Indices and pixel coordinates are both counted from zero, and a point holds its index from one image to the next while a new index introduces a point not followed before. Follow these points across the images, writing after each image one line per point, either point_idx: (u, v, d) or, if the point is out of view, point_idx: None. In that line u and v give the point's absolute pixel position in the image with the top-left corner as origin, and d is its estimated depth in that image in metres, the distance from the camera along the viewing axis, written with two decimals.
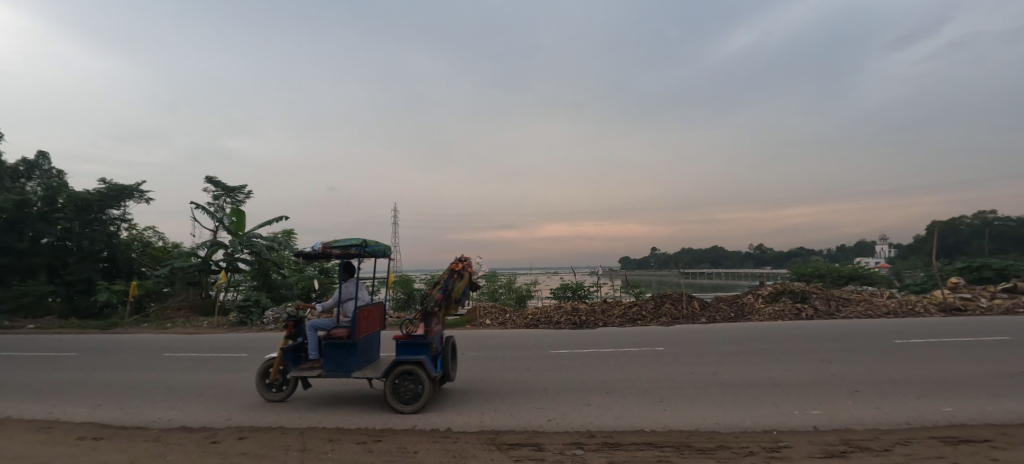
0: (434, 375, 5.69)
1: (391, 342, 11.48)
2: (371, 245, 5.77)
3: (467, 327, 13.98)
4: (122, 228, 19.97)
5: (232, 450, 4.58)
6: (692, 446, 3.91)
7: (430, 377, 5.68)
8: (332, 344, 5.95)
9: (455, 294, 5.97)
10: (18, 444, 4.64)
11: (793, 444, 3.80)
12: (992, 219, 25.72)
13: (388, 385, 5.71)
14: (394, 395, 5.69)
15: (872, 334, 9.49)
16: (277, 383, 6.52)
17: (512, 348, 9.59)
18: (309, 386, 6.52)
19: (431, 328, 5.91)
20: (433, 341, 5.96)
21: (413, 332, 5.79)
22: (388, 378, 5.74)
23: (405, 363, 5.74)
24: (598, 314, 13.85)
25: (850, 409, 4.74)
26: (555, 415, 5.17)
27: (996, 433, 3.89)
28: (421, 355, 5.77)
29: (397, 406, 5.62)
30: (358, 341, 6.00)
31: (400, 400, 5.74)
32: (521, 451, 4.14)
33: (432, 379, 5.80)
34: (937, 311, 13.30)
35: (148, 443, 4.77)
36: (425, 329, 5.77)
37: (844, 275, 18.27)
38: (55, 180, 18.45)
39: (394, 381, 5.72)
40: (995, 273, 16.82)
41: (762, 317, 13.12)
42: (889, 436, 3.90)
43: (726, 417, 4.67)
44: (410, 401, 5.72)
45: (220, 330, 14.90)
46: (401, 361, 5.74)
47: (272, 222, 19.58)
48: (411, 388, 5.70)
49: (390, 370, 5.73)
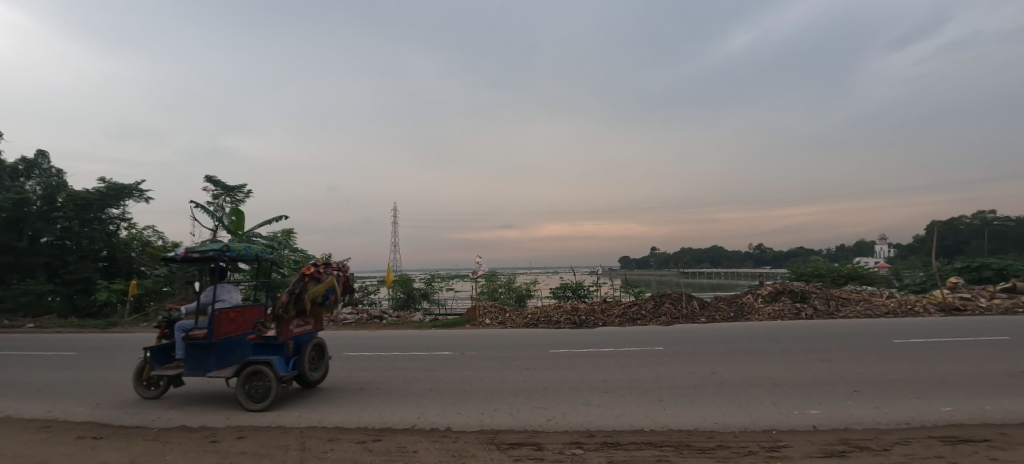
0: (281, 375, 5.99)
1: (390, 341, 11.47)
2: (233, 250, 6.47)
3: (466, 326, 13.97)
4: (122, 227, 19.96)
5: (231, 449, 4.58)
6: (692, 446, 3.91)
7: (277, 376, 5.98)
8: (194, 345, 6.16)
9: (312, 297, 6.44)
10: (16, 443, 4.63)
11: (793, 444, 3.80)
12: (991, 219, 25.74)
13: (240, 385, 6.05)
14: (245, 393, 6.02)
15: (872, 334, 9.49)
16: (152, 380, 6.70)
17: (511, 347, 9.57)
18: (185, 383, 6.65)
19: (285, 329, 6.35)
20: (286, 342, 6.31)
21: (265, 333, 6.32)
22: (240, 377, 6.09)
23: (255, 364, 6.08)
24: (597, 314, 13.84)
25: (850, 408, 4.74)
26: (554, 415, 5.17)
27: (995, 433, 3.89)
28: (273, 356, 6.18)
29: (247, 404, 5.96)
30: (219, 341, 6.15)
31: (251, 400, 6.07)
32: (520, 450, 4.14)
33: (283, 378, 6.12)
34: (937, 311, 13.31)
35: (146, 442, 4.77)
36: (275, 330, 6.25)
37: (844, 275, 18.27)
38: (54, 179, 18.43)
39: (246, 381, 6.07)
40: (994, 272, 16.83)
41: (762, 317, 13.11)
42: (889, 436, 3.90)
43: (726, 417, 4.66)
44: (261, 400, 6.05)
45: None
46: (252, 362, 6.08)
47: (272, 221, 19.61)
48: (262, 386, 6.05)
49: (242, 370, 6.08)
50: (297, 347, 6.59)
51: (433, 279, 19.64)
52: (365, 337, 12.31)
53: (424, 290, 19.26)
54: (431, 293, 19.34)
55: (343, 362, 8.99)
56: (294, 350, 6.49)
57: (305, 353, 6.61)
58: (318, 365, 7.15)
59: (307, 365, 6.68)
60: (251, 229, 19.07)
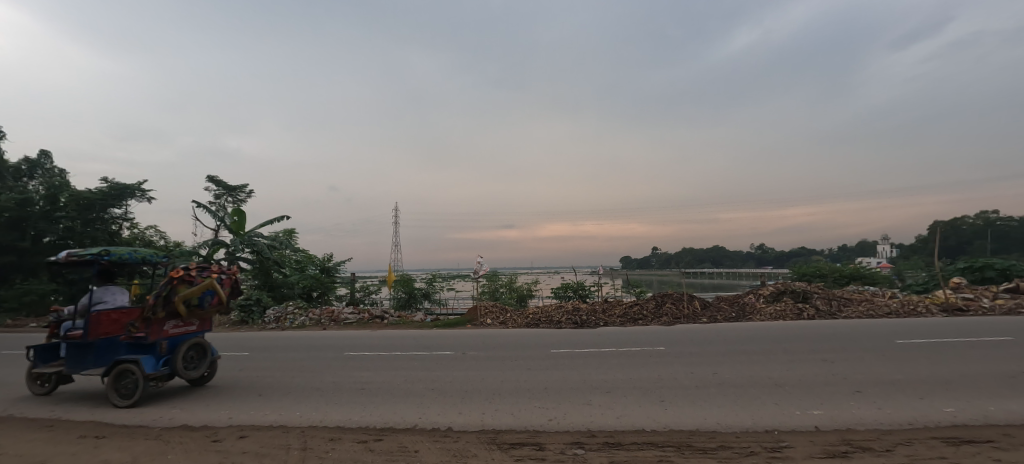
0: (146, 374, 6.18)
1: (391, 341, 11.48)
2: (112, 252, 6.59)
3: (467, 326, 13.97)
4: (124, 227, 20.03)
5: (232, 448, 4.59)
6: (693, 446, 3.90)
7: (142, 375, 6.18)
8: (75, 344, 6.43)
9: (184, 299, 6.65)
10: (19, 442, 4.65)
11: (794, 444, 3.79)
12: (994, 219, 25.66)
13: (110, 383, 6.25)
14: (113, 390, 6.24)
15: (874, 335, 9.46)
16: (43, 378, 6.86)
17: (512, 347, 9.57)
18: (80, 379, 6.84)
19: (154, 330, 6.56)
20: (157, 342, 6.51)
21: (135, 334, 6.49)
22: (109, 375, 6.30)
23: (124, 363, 6.30)
24: (599, 314, 13.83)
25: (852, 409, 4.73)
26: (556, 415, 5.17)
27: (997, 434, 3.88)
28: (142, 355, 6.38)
29: (113, 400, 6.17)
30: (96, 341, 6.38)
31: (121, 396, 6.27)
32: (521, 450, 4.14)
33: (149, 376, 6.30)
34: (940, 312, 13.27)
35: (148, 442, 4.79)
36: (143, 331, 6.46)
37: (846, 275, 18.24)
38: (57, 179, 18.49)
39: (116, 379, 6.28)
40: (997, 273, 16.78)
41: (764, 317, 13.09)
42: (891, 436, 3.88)
43: (728, 417, 4.66)
44: (129, 397, 6.26)
45: (221, 329, 14.91)
46: (120, 361, 6.29)
47: (274, 221, 19.67)
48: (129, 384, 6.25)
49: (110, 368, 6.29)
50: (172, 347, 6.77)
51: (434, 279, 19.65)
52: (366, 337, 12.32)
53: (426, 290, 19.28)
54: (432, 293, 19.35)
55: (345, 362, 9.01)
56: (167, 349, 6.67)
57: (181, 353, 6.76)
58: (201, 364, 7.22)
59: (182, 364, 6.82)
60: (252, 229, 19.12)
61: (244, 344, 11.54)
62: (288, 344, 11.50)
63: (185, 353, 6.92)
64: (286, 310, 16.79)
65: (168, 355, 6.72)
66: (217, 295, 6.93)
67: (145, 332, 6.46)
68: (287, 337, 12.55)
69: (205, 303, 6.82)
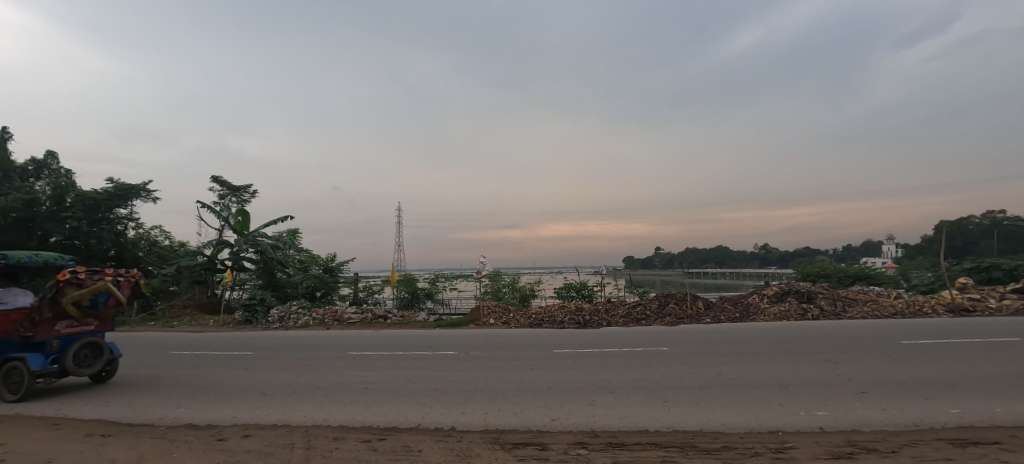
0: (28, 371, 6.26)
1: (395, 341, 11.50)
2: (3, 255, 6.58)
3: (470, 326, 13.98)
4: (129, 227, 20.17)
5: (238, 447, 4.61)
6: (697, 447, 3.90)
7: (24, 373, 6.25)
8: None
9: (74, 301, 6.61)
10: (27, 441, 4.69)
11: (799, 445, 3.78)
12: (1001, 219, 25.47)
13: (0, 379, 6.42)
14: (3, 385, 6.41)
15: (879, 335, 9.41)
16: None
17: (516, 347, 9.58)
18: None
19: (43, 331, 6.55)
20: (47, 340, 6.55)
21: (24, 334, 6.51)
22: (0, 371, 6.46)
23: (12, 360, 6.40)
24: (602, 314, 13.80)
25: (857, 410, 4.70)
26: (559, 415, 5.16)
27: (1005, 436, 3.84)
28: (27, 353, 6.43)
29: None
30: None
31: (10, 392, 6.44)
32: (525, 450, 4.14)
33: (32, 374, 6.36)
34: (946, 312, 13.19)
35: (153, 440, 4.82)
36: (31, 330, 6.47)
37: (851, 275, 18.15)
38: (63, 180, 18.61)
39: (6, 375, 6.43)
40: (1004, 273, 16.65)
41: (768, 317, 13.04)
42: (897, 438, 3.86)
43: (732, 418, 4.64)
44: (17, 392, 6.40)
45: (225, 329, 15.01)
46: (9, 358, 6.40)
47: (278, 221, 19.78)
48: (16, 379, 6.38)
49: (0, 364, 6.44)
50: (65, 346, 6.75)
51: (437, 279, 19.68)
52: (369, 336, 12.35)
53: (429, 289, 19.32)
54: (436, 293, 19.39)
55: (348, 361, 9.05)
56: (58, 348, 6.66)
57: (71, 352, 6.69)
58: (97, 362, 7.06)
59: (74, 362, 6.74)
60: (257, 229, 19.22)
61: (248, 344, 11.61)
62: (292, 343, 11.55)
63: (80, 352, 6.84)
64: (290, 310, 16.88)
65: (60, 353, 6.70)
66: (112, 297, 6.92)
67: (33, 332, 6.49)
68: (290, 337, 12.60)
69: (98, 304, 6.80)
